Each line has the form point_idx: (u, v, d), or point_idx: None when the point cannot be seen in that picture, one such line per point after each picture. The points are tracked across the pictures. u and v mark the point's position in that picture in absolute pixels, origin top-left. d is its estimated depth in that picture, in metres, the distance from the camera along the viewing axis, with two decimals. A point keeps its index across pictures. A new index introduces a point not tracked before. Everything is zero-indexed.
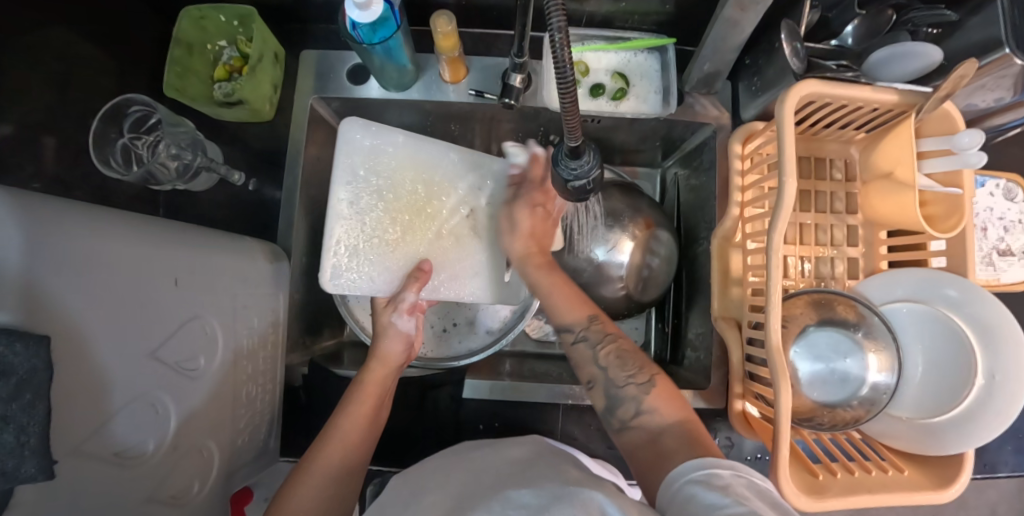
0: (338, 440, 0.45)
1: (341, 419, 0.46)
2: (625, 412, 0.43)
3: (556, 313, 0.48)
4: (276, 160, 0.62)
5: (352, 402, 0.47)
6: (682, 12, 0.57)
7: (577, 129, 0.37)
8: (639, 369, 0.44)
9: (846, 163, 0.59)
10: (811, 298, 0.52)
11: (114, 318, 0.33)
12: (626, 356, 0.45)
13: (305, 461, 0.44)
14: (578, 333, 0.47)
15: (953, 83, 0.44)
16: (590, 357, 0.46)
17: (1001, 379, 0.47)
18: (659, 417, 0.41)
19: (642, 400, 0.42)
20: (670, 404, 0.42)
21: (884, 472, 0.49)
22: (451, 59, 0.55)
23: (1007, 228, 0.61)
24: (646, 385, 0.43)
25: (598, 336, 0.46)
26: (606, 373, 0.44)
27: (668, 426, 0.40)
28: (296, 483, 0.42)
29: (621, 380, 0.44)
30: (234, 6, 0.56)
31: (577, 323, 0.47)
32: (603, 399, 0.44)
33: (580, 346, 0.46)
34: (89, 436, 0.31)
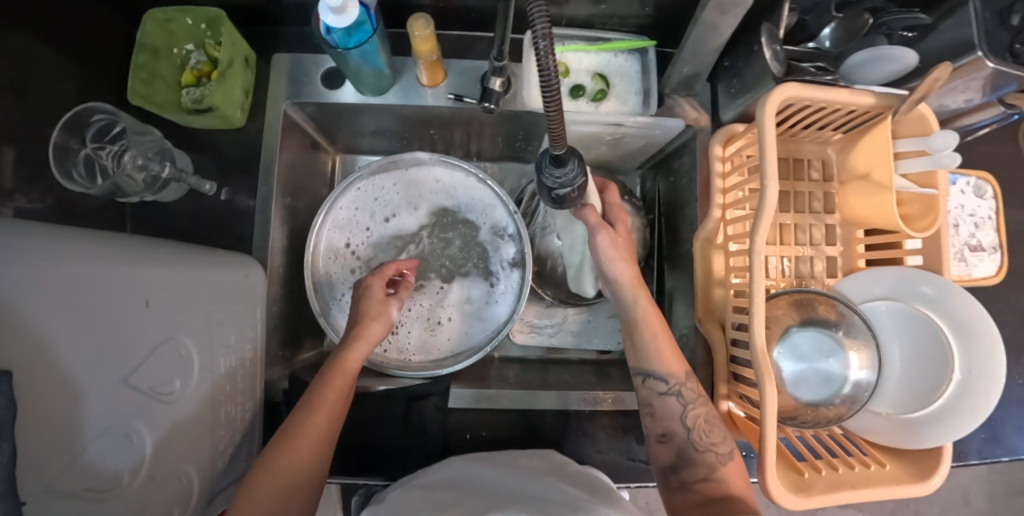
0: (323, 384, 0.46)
1: (340, 353, 0.49)
2: (694, 474, 0.46)
3: (646, 359, 0.50)
4: (248, 167, 0.59)
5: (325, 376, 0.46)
6: (662, 14, 0.57)
7: (562, 137, 0.37)
8: (721, 439, 0.47)
9: (823, 163, 0.60)
10: (793, 299, 0.53)
11: (86, 345, 0.31)
12: (714, 424, 0.47)
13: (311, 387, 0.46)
14: (670, 386, 0.48)
15: (928, 86, 0.45)
16: (678, 412, 0.48)
17: (977, 374, 0.48)
18: (723, 485, 0.44)
19: (716, 468, 0.46)
20: (740, 484, 0.45)
21: (866, 468, 0.51)
22: (428, 63, 0.54)
23: (977, 224, 0.62)
24: (725, 455, 0.46)
25: (691, 395, 0.48)
26: (690, 433, 0.47)
27: (731, 496, 0.44)
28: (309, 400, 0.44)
29: (701, 445, 0.47)
30: (202, 9, 0.53)
31: (670, 376, 0.48)
32: (672, 454, 0.47)
33: (669, 399, 0.48)
34: (60, 472, 0.29)
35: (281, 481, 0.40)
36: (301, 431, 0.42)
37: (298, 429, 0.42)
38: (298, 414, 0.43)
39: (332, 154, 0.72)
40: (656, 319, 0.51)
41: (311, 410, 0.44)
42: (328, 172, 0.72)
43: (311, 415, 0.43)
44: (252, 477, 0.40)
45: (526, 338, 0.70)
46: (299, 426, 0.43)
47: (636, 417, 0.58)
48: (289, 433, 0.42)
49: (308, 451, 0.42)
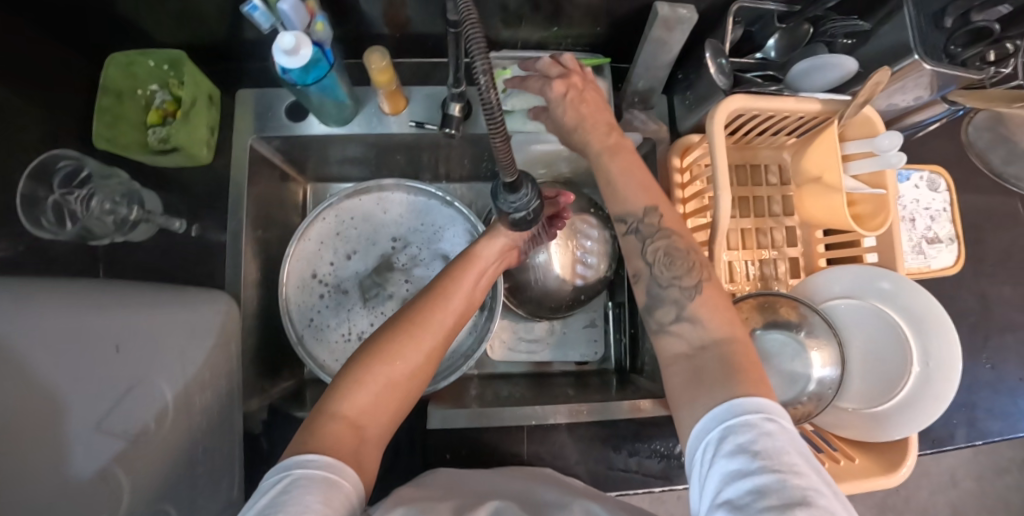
0: (439, 303, 0.46)
1: (435, 298, 0.47)
2: (666, 315, 0.42)
3: (620, 199, 0.45)
4: (218, 203, 0.60)
5: (445, 291, 0.48)
6: (613, 33, 0.59)
7: (512, 164, 0.38)
8: (687, 272, 0.42)
9: (780, 167, 0.62)
10: (756, 302, 0.54)
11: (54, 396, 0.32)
12: (677, 255, 0.42)
13: (404, 319, 0.44)
14: (631, 224, 0.45)
15: (870, 89, 0.47)
16: (639, 248, 0.45)
17: (934, 364, 0.50)
18: (698, 328, 0.40)
19: (685, 305, 0.41)
20: (717, 320, 0.40)
21: (836, 463, 0.52)
22: (389, 91, 0.55)
23: (933, 217, 0.64)
24: (692, 289, 0.41)
25: (653, 228, 0.44)
26: (652, 268, 0.44)
27: (711, 342, 0.39)
28: (406, 332, 0.43)
29: (665, 280, 0.43)
30: (164, 51, 0.54)
31: (636, 209, 0.44)
32: (643, 293, 0.44)
33: (631, 237, 0.45)
34: None
35: (363, 406, 0.38)
36: (404, 348, 0.42)
37: (391, 364, 0.41)
38: (392, 344, 0.42)
39: (302, 184, 0.73)
40: (623, 158, 0.46)
41: (405, 345, 0.42)
42: (299, 201, 0.73)
43: (416, 330, 0.43)
44: (356, 377, 0.39)
45: (504, 354, 0.71)
46: (388, 358, 0.41)
47: (614, 426, 0.59)
48: (379, 359, 0.40)
49: (418, 359, 0.42)
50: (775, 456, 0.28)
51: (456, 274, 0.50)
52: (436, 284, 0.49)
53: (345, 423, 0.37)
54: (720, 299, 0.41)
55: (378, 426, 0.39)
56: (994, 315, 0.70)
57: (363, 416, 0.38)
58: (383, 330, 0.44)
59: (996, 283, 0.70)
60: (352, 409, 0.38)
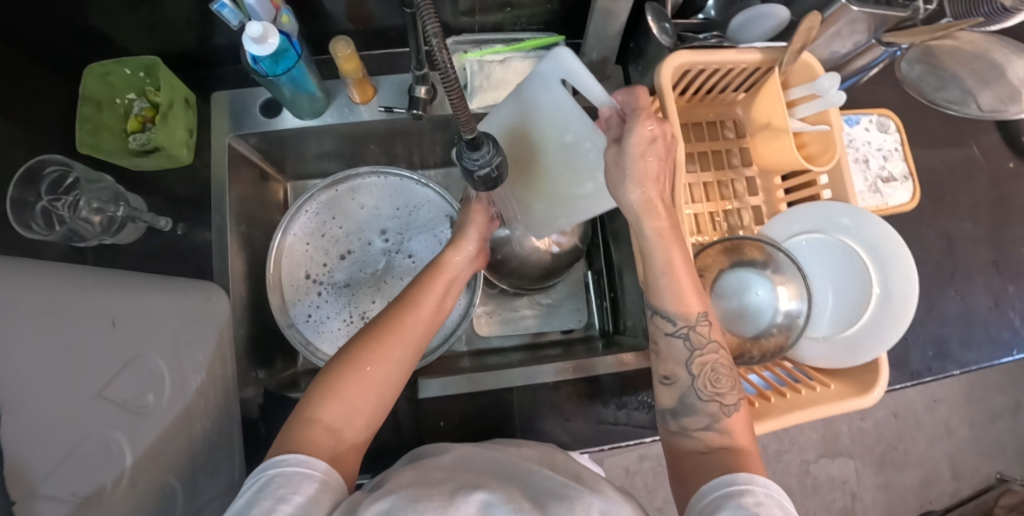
0: (412, 308, 0.46)
1: (409, 301, 0.47)
2: (696, 422, 0.44)
3: (661, 296, 0.46)
4: (202, 201, 0.62)
5: (420, 294, 0.48)
6: (564, 10, 0.63)
7: (470, 122, 0.39)
8: (728, 387, 0.44)
9: (735, 122, 0.65)
10: (722, 246, 0.57)
11: (55, 362, 0.34)
12: (722, 373, 0.44)
13: (372, 327, 0.45)
14: (678, 327, 0.45)
15: (802, 35, 0.50)
16: (684, 356, 0.45)
17: (893, 284, 0.53)
18: (725, 437, 0.41)
19: (718, 419, 0.43)
20: (743, 433, 0.42)
21: (812, 390, 0.54)
22: (356, 80, 0.58)
23: (886, 156, 0.68)
24: (731, 406, 0.43)
25: (700, 340, 0.45)
26: (695, 380, 0.44)
27: (723, 449, 0.41)
28: (375, 341, 0.43)
29: (706, 393, 0.44)
30: (137, 58, 0.56)
31: (681, 315, 0.45)
32: (676, 397, 0.45)
33: (676, 340, 0.45)
34: (45, 479, 0.31)
35: (337, 413, 0.40)
36: (372, 353, 0.42)
37: (361, 370, 0.41)
38: (363, 354, 0.42)
39: (283, 183, 0.76)
40: (674, 250, 0.44)
41: (375, 351, 0.43)
42: (281, 200, 0.75)
43: (387, 338, 0.44)
44: (330, 381, 0.41)
45: (490, 328, 0.74)
46: (358, 367, 0.42)
47: (599, 382, 0.61)
48: (349, 367, 0.41)
49: (389, 364, 0.43)
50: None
51: (429, 277, 0.51)
52: (408, 289, 0.49)
53: (319, 426, 0.39)
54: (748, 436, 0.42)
55: (355, 429, 0.41)
56: (957, 249, 0.73)
57: (338, 423, 0.40)
58: (355, 340, 0.44)
59: (956, 218, 0.74)
60: (327, 416, 0.39)
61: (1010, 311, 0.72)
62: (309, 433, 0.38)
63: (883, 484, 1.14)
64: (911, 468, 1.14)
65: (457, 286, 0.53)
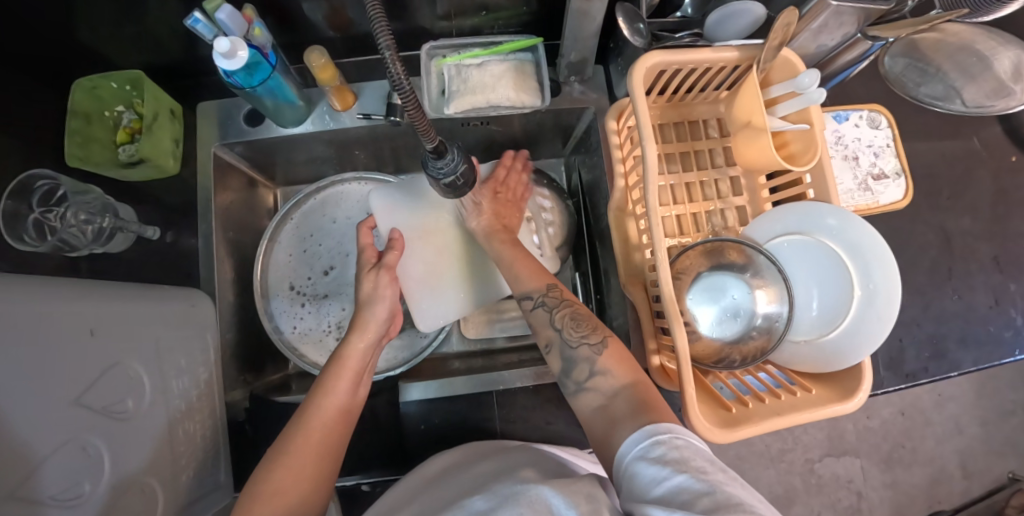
0: (317, 418, 0.47)
1: (310, 411, 0.47)
2: (580, 373, 0.46)
3: (520, 282, 0.54)
4: (190, 210, 0.64)
5: (320, 399, 0.48)
6: (541, 11, 0.62)
7: (430, 133, 0.39)
8: (592, 330, 0.47)
9: (719, 120, 0.64)
10: (702, 249, 0.56)
11: (37, 370, 0.35)
12: (580, 318, 0.48)
13: (277, 453, 0.45)
14: (536, 300, 0.51)
15: (779, 31, 0.49)
16: (546, 320, 0.50)
17: (875, 288, 0.52)
18: (607, 377, 0.44)
19: (595, 361, 0.45)
20: (621, 366, 0.45)
21: (793, 395, 0.53)
22: (335, 87, 0.59)
23: (877, 153, 0.66)
24: (598, 346, 0.46)
25: (554, 300, 0.50)
26: (561, 333, 0.48)
27: (620, 389, 0.43)
28: (279, 463, 0.44)
29: (575, 341, 0.47)
30: (122, 72, 0.58)
31: (537, 290, 0.52)
32: (559, 359, 0.48)
33: (538, 308, 0.51)
34: (23, 481, 0.33)
35: None
36: (282, 477, 0.43)
37: (277, 498, 0.42)
38: (274, 481, 0.43)
39: (272, 189, 0.77)
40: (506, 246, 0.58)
41: (281, 478, 0.43)
42: (270, 205, 0.77)
43: (294, 459, 0.44)
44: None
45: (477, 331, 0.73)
46: (267, 498, 0.42)
47: None
48: (263, 499, 0.42)
49: (302, 481, 0.44)
50: (683, 462, 0.33)
51: (332, 377, 0.50)
52: (312, 396, 0.49)
53: None
54: (626, 365, 0.45)
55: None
56: (955, 246, 0.70)
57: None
58: (263, 467, 0.44)
59: (954, 214, 0.71)
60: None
61: (1011, 309, 0.69)
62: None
63: (890, 483, 1.10)
64: (919, 467, 1.10)
65: (366, 375, 0.54)
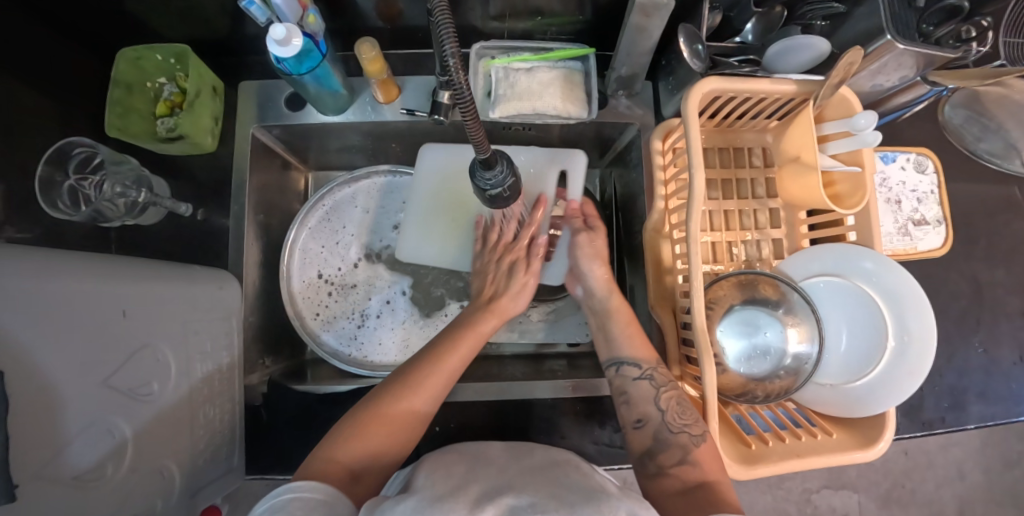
0: (435, 368, 0.51)
1: (435, 360, 0.52)
2: (670, 458, 0.48)
3: (623, 348, 0.56)
4: (223, 188, 0.63)
5: (447, 352, 0.53)
6: (595, 21, 0.61)
7: (484, 143, 0.38)
8: (694, 421, 0.48)
9: (764, 150, 0.63)
10: (736, 280, 0.55)
11: (70, 349, 0.35)
12: (687, 405, 0.49)
13: (405, 385, 0.49)
14: (642, 371, 0.53)
15: (841, 69, 0.48)
16: (651, 395, 0.51)
17: (909, 339, 0.51)
18: (697, 470, 0.46)
19: (690, 450, 0.47)
20: (713, 464, 0.46)
21: (813, 437, 0.53)
22: (381, 81, 0.58)
23: (920, 199, 0.65)
24: (698, 437, 0.47)
25: (662, 378, 0.52)
26: (664, 414, 0.50)
27: (705, 483, 0.45)
28: (408, 393, 0.49)
29: (675, 426, 0.49)
30: (169, 45, 0.57)
31: (645, 361, 0.54)
32: (649, 437, 0.50)
33: (642, 381, 0.52)
34: (48, 462, 0.33)
35: (358, 458, 0.45)
36: (400, 405, 0.48)
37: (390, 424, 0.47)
38: (391, 406, 0.48)
39: (304, 172, 0.77)
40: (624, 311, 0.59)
41: (400, 406, 0.48)
42: (301, 188, 0.76)
43: (414, 393, 0.49)
44: (361, 426, 0.46)
45: (497, 336, 0.74)
46: (378, 419, 0.47)
47: (595, 403, 0.61)
48: (378, 420, 0.47)
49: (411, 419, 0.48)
50: None
51: (459, 333, 0.56)
52: (438, 344, 0.54)
53: (341, 467, 0.43)
54: (718, 468, 0.46)
55: (372, 472, 0.45)
56: (987, 298, 0.69)
57: (358, 464, 0.44)
58: (386, 389, 0.50)
59: (989, 266, 0.70)
60: (347, 455, 0.44)
61: None
62: (329, 471, 0.42)
63: None
64: (916, 508, 1.10)
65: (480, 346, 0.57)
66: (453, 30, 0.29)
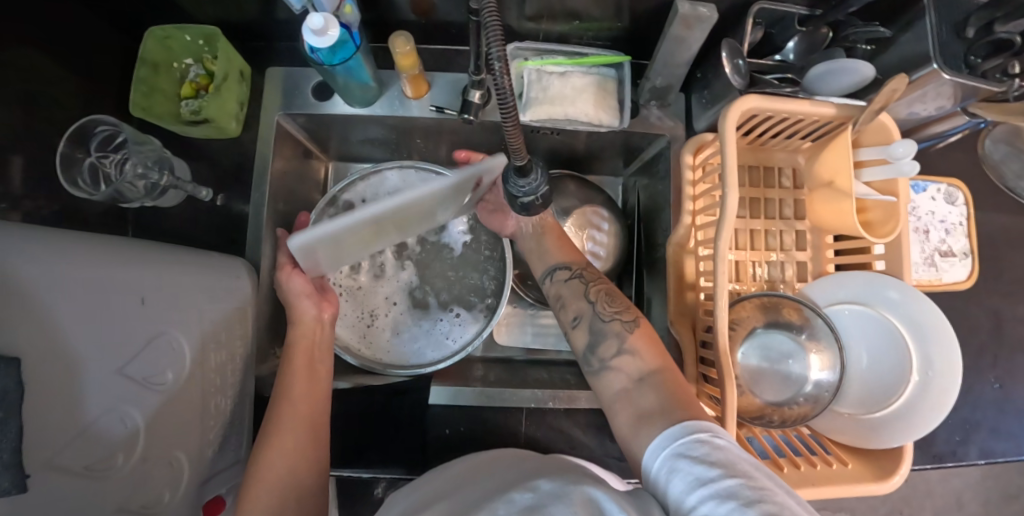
0: (286, 400, 0.49)
1: (281, 393, 0.50)
2: (608, 350, 0.47)
3: (551, 256, 0.57)
4: (244, 175, 0.63)
5: (289, 379, 0.51)
6: (632, 28, 0.60)
7: (521, 150, 0.37)
8: (625, 308, 0.49)
9: (794, 171, 0.62)
10: (759, 302, 0.55)
11: (88, 337, 0.35)
12: (616, 295, 0.51)
13: (263, 438, 0.47)
14: (573, 271, 0.54)
15: (885, 96, 0.47)
16: (582, 290, 0.52)
17: (933, 375, 0.51)
18: (637, 358, 0.45)
19: (625, 337, 0.47)
20: (650, 350, 0.46)
21: (828, 466, 0.52)
22: (411, 76, 0.57)
23: (948, 230, 0.64)
24: (630, 322, 0.48)
25: (591, 276, 0.54)
26: (595, 306, 0.50)
27: (648, 372, 0.44)
28: (266, 445, 0.46)
29: (607, 315, 0.49)
30: (199, 26, 0.56)
31: (575, 263, 0.55)
32: (586, 333, 0.49)
33: (574, 279, 0.53)
34: (60, 451, 0.32)
35: None
36: (267, 455, 0.45)
37: (271, 472, 0.44)
38: (261, 462, 0.45)
39: (324, 161, 0.76)
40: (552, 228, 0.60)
41: (272, 454, 0.45)
42: (320, 178, 0.76)
43: (274, 436, 0.46)
44: (246, 500, 0.43)
45: (509, 338, 0.73)
46: (260, 478, 0.44)
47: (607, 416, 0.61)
48: (258, 477, 0.44)
49: (290, 456, 0.46)
50: (728, 464, 0.32)
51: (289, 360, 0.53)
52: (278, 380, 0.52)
53: None
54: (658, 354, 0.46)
55: None
56: (1008, 335, 0.68)
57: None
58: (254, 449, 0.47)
59: (1013, 301, 0.69)
60: None
61: None
62: None
63: None
64: None
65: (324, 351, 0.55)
66: (501, 31, 0.28)
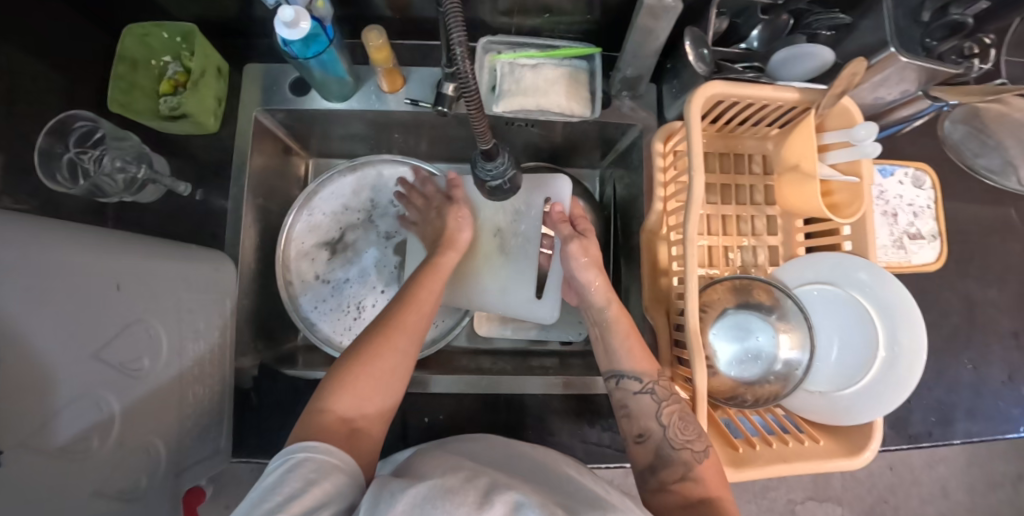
0: (411, 306, 0.52)
1: (400, 298, 0.53)
2: (671, 474, 0.47)
3: (622, 361, 0.54)
4: (223, 170, 0.63)
5: (412, 290, 0.54)
6: (603, 21, 0.61)
7: (487, 135, 0.38)
8: (698, 437, 0.47)
9: (763, 157, 0.63)
10: (730, 285, 0.56)
11: (62, 319, 0.35)
12: (690, 420, 0.48)
13: (378, 328, 0.50)
14: (645, 385, 0.52)
15: (844, 80, 0.48)
16: (653, 410, 0.50)
17: (898, 351, 0.52)
18: (700, 486, 0.45)
19: (692, 467, 0.46)
20: (715, 481, 0.46)
21: (800, 444, 0.53)
22: (387, 70, 0.59)
23: (916, 213, 0.65)
24: (701, 453, 0.47)
25: (665, 393, 0.51)
26: (665, 430, 0.49)
27: (707, 498, 0.45)
28: (380, 336, 0.49)
29: (677, 442, 0.48)
30: (176, 23, 0.57)
31: (647, 375, 0.52)
32: (650, 453, 0.49)
33: (644, 397, 0.51)
34: (34, 432, 0.33)
35: (349, 405, 0.44)
36: (379, 347, 0.48)
37: (376, 366, 0.47)
38: (371, 349, 0.47)
39: (305, 158, 0.77)
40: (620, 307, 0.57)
41: (383, 350, 0.47)
42: (301, 174, 0.76)
43: (388, 332, 0.49)
44: (346, 378, 0.46)
45: (489, 330, 0.72)
46: (362, 366, 0.46)
47: (585, 402, 0.61)
48: (360, 363, 0.47)
49: (396, 358, 0.48)
50: None
51: (426, 277, 0.57)
52: (407, 287, 0.55)
53: (337, 417, 0.43)
54: (720, 483, 0.46)
55: (368, 422, 0.45)
56: (978, 317, 0.70)
57: (351, 412, 0.44)
58: (366, 334, 0.50)
59: (983, 283, 0.70)
60: (341, 405, 0.44)
61: None
62: (327, 424, 0.42)
63: None
64: None
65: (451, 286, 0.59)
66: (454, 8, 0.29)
